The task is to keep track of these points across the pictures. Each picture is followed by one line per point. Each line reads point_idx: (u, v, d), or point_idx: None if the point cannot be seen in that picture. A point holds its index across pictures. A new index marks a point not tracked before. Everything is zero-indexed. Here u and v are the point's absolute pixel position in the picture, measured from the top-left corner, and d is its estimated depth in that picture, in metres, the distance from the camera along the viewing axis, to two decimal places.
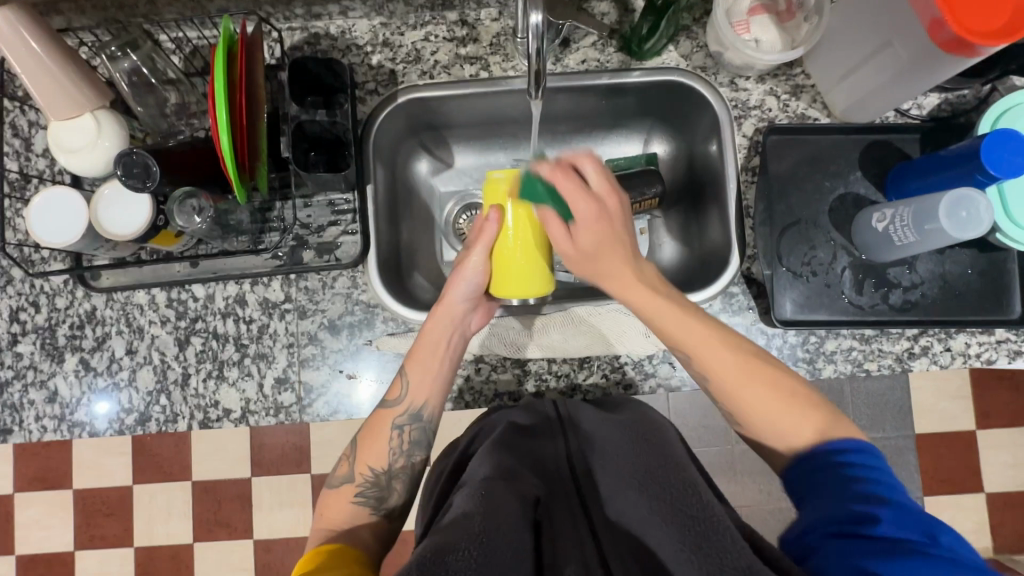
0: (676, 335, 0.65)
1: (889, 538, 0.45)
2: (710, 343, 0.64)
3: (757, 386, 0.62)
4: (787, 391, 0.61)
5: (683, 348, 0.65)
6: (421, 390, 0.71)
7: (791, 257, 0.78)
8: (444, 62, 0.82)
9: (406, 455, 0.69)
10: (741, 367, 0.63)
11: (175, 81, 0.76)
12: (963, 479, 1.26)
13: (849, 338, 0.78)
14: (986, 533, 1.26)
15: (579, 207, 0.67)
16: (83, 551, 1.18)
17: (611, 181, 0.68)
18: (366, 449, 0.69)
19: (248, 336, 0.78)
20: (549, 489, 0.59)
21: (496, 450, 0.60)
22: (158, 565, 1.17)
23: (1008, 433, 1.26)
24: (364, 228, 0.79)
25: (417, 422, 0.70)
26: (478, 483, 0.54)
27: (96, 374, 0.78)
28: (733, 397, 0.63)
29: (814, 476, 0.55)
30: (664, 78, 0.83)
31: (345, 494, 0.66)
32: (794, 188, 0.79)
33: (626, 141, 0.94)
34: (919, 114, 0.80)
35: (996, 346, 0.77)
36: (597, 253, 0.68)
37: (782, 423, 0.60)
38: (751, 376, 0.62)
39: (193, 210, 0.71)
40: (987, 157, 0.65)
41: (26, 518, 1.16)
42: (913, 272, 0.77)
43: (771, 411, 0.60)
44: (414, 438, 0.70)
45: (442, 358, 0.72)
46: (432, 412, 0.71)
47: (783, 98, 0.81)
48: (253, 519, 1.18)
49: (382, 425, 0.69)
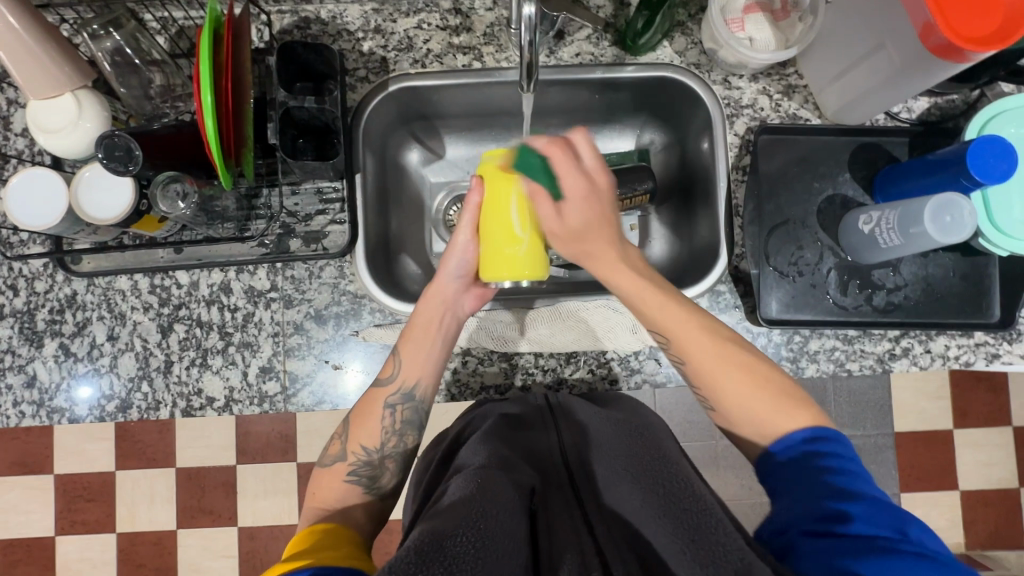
0: (658, 319, 0.63)
1: (863, 537, 0.45)
2: (697, 335, 0.62)
3: (736, 372, 0.60)
4: (764, 379, 0.59)
5: (662, 332, 0.63)
6: (412, 369, 0.70)
7: (778, 256, 0.78)
8: (437, 51, 0.81)
9: (398, 435, 0.69)
10: (721, 359, 0.60)
11: (160, 61, 0.75)
12: (939, 477, 1.29)
13: (832, 338, 0.79)
14: (959, 530, 1.29)
15: (568, 180, 0.62)
16: (64, 535, 1.17)
17: (602, 162, 0.64)
18: (358, 428, 0.68)
19: (233, 325, 0.77)
20: (543, 480, 0.60)
21: (484, 439, 0.61)
22: (139, 551, 1.17)
23: (984, 432, 1.29)
24: (353, 217, 0.78)
25: (409, 402, 0.69)
26: (473, 474, 0.54)
27: (77, 360, 0.77)
28: (712, 388, 0.61)
29: (790, 464, 0.54)
30: (658, 73, 0.82)
31: (335, 474, 0.67)
32: (783, 187, 0.80)
33: (619, 136, 0.94)
34: (909, 117, 0.80)
35: (975, 349, 0.78)
36: (585, 233, 0.64)
37: (748, 408, 0.58)
38: (727, 361, 0.60)
39: (177, 195, 0.69)
40: (971, 161, 0.66)
41: (6, 500, 1.15)
42: (897, 274, 0.78)
43: (755, 400, 0.58)
44: (407, 417, 0.69)
45: (434, 337, 0.71)
46: (425, 392, 0.70)
47: (775, 98, 0.81)
48: (237, 506, 1.17)
49: (375, 402, 0.69)
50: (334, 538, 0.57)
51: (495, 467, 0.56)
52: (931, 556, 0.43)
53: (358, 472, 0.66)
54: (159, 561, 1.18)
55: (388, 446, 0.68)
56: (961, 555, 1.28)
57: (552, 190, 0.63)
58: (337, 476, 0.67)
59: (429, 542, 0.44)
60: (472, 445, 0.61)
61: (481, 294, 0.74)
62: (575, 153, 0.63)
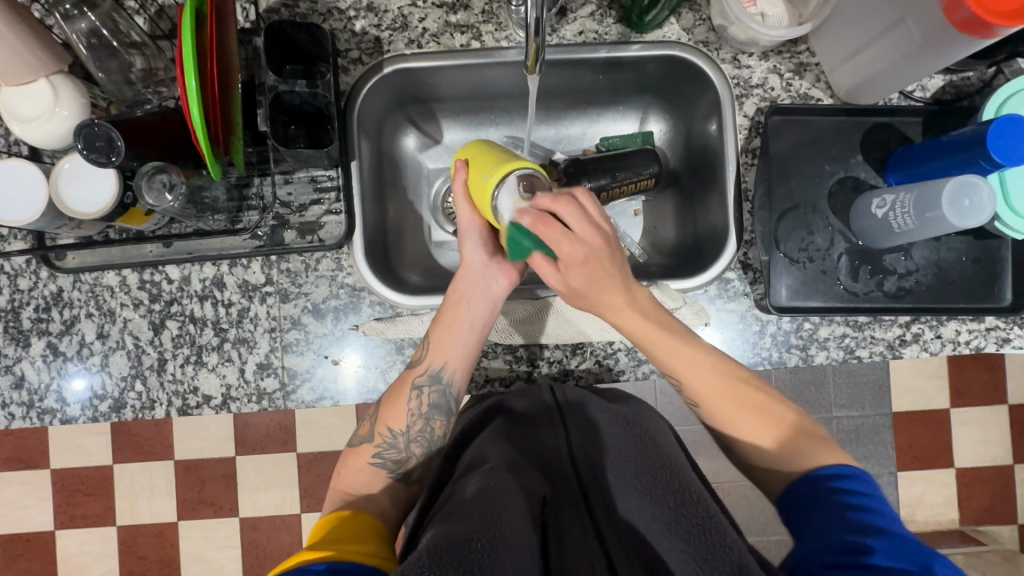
0: (669, 362, 0.64)
1: (883, 570, 0.45)
2: (708, 376, 0.63)
3: (751, 412, 0.62)
4: (769, 410, 0.62)
5: (676, 375, 0.64)
6: (441, 350, 0.67)
7: (788, 242, 0.76)
8: (433, 30, 0.77)
9: (425, 419, 0.66)
10: (732, 396, 0.62)
11: (139, 45, 0.69)
12: (936, 455, 1.29)
13: (842, 325, 0.77)
14: (955, 507, 1.30)
15: (563, 247, 0.58)
16: (63, 530, 1.16)
17: (594, 219, 0.59)
18: (387, 410, 0.66)
19: (227, 321, 0.75)
20: (553, 488, 0.59)
21: (493, 442, 0.62)
22: (140, 544, 1.16)
23: (981, 411, 1.29)
24: (349, 207, 0.75)
25: (437, 384, 0.67)
26: (485, 475, 0.53)
27: (66, 359, 0.74)
28: (725, 426, 0.63)
29: (807, 505, 0.55)
30: (665, 52, 0.79)
31: (342, 472, 0.66)
32: (794, 170, 0.77)
33: (622, 119, 0.91)
34: (923, 96, 0.78)
35: (985, 334, 0.77)
36: (591, 292, 0.61)
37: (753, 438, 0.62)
38: (741, 403, 0.62)
39: (163, 187, 0.65)
40: (991, 142, 0.64)
41: (3, 497, 1.14)
42: (908, 259, 0.76)
43: (743, 411, 0.62)
44: (434, 401, 0.66)
45: (463, 317, 0.68)
46: (454, 376, 0.67)
47: (786, 77, 0.78)
48: (238, 498, 1.16)
49: (403, 385, 0.67)
50: (359, 529, 0.56)
51: (505, 472, 0.54)
52: None
53: (366, 469, 0.65)
54: (161, 553, 1.17)
55: (416, 430, 0.66)
56: (957, 531, 1.29)
57: (553, 254, 0.61)
58: (362, 459, 0.65)
59: (444, 548, 0.43)
60: (484, 447, 0.61)
61: (512, 266, 0.69)
62: (563, 220, 0.59)
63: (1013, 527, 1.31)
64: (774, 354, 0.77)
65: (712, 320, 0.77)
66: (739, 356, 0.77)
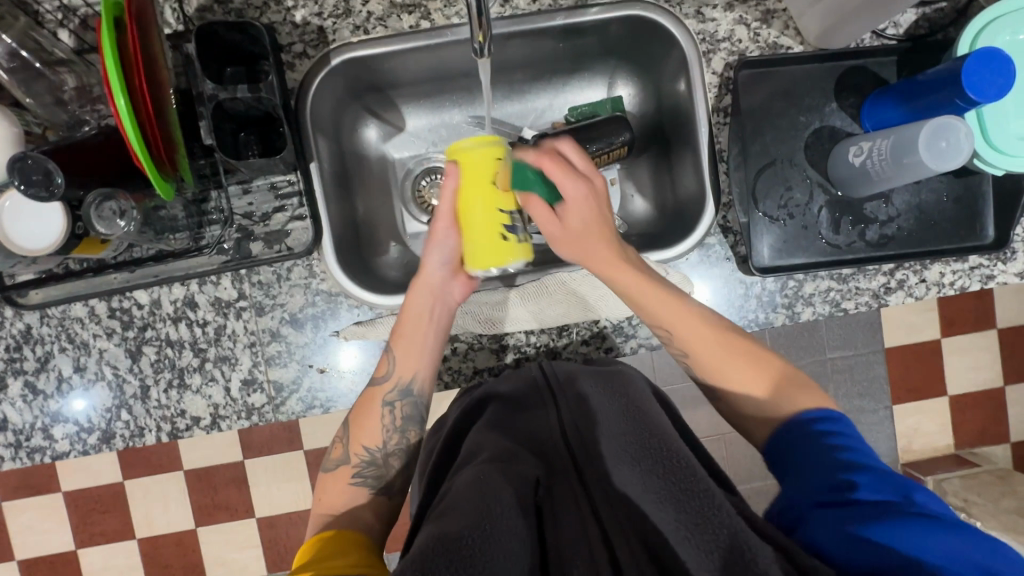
0: (659, 316, 0.64)
1: (871, 502, 0.45)
2: (693, 323, 0.63)
3: (737, 357, 0.62)
4: (759, 359, 0.62)
5: (662, 323, 0.64)
6: (408, 364, 0.69)
7: (767, 201, 0.75)
8: (378, 13, 0.72)
9: (399, 432, 0.68)
10: (719, 343, 0.63)
11: (66, 61, 0.66)
12: (931, 386, 1.31)
13: (827, 279, 0.76)
14: (951, 433, 1.33)
15: (568, 189, 0.64)
16: (85, 549, 1.17)
17: (590, 162, 0.67)
18: (359, 428, 0.67)
19: (205, 340, 0.73)
20: (546, 467, 0.58)
21: (485, 433, 0.62)
22: (162, 554, 1.18)
23: (970, 338, 1.31)
24: (313, 211, 0.72)
25: (407, 397, 0.68)
26: (478, 467, 0.54)
27: (46, 397, 0.73)
28: (715, 373, 0.62)
29: (790, 450, 0.54)
30: (625, 13, 0.75)
31: (340, 478, 0.65)
32: (768, 125, 0.75)
33: (590, 86, 0.87)
34: (895, 33, 0.75)
35: (970, 273, 0.77)
36: (584, 233, 0.65)
37: (742, 384, 0.61)
38: (730, 352, 0.62)
39: (114, 214, 0.61)
40: (966, 78, 0.61)
41: (22, 522, 1.15)
42: (888, 205, 0.75)
43: (733, 364, 0.62)
44: (407, 414, 0.68)
45: (425, 331, 0.69)
46: (422, 386, 0.69)
47: (753, 27, 0.75)
48: (252, 498, 1.17)
49: (373, 402, 0.68)
50: (344, 545, 0.56)
51: (493, 464, 0.55)
52: (938, 516, 0.43)
53: (366, 475, 0.65)
54: (184, 560, 1.18)
55: (392, 444, 0.68)
56: (954, 455, 1.33)
57: (548, 198, 0.65)
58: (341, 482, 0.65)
59: (435, 548, 0.43)
60: (477, 439, 0.61)
61: (468, 282, 0.71)
62: (566, 159, 0.66)
63: (1007, 447, 1.34)
64: (760, 315, 0.76)
65: (696, 288, 0.76)
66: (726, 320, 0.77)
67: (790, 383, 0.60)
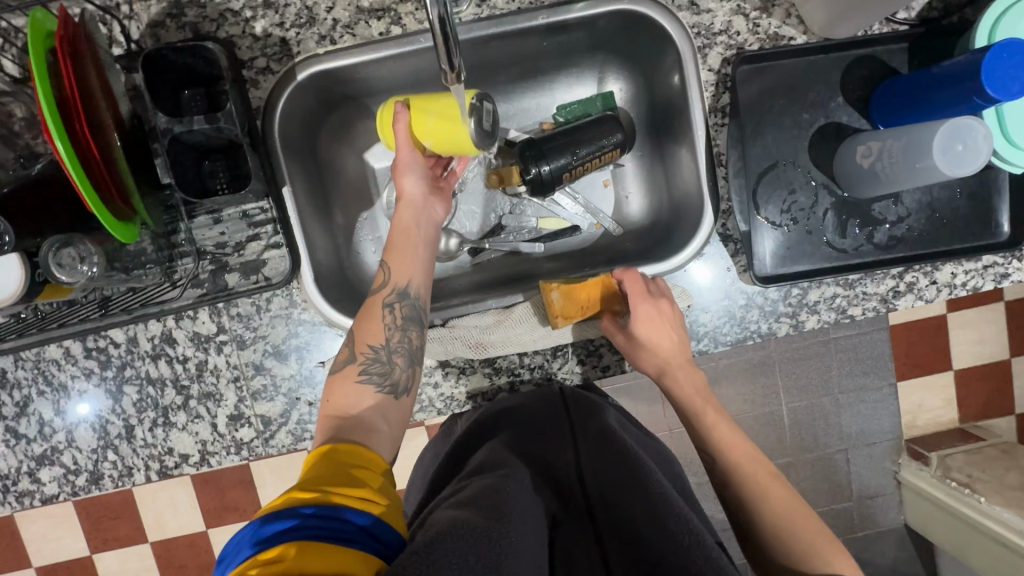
0: (712, 438, 0.64)
1: None
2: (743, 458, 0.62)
3: (788, 508, 0.57)
4: (809, 521, 0.56)
5: (712, 449, 0.64)
6: (402, 270, 0.64)
7: (768, 205, 0.71)
8: (345, 20, 0.67)
9: (402, 331, 0.61)
10: (764, 479, 0.60)
11: (12, 91, 0.63)
12: (934, 360, 1.21)
13: (833, 285, 0.73)
14: (954, 407, 1.22)
15: (638, 307, 0.65)
16: (100, 554, 1.14)
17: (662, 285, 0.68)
18: (361, 329, 0.60)
19: (187, 376, 0.71)
20: (562, 505, 0.57)
21: (500, 449, 0.60)
22: (175, 557, 1.15)
23: (974, 311, 1.21)
24: (289, 239, 0.68)
25: (406, 299, 0.62)
26: (497, 476, 0.52)
27: (29, 441, 0.71)
28: (755, 504, 0.59)
29: None
30: (612, 8, 0.69)
31: (346, 378, 0.58)
32: (769, 123, 0.70)
33: (579, 83, 0.82)
34: (907, 17, 0.69)
35: (983, 273, 0.73)
36: (647, 342, 0.66)
37: (770, 526, 0.57)
38: (776, 493, 0.59)
39: (74, 259, 0.56)
40: (986, 74, 0.56)
41: (34, 532, 1.12)
42: (898, 205, 0.71)
43: (783, 506, 0.58)
44: (407, 314, 0.62)
45: (416, 241, 0.67)
46: (420, 288, 0.64)
47: (752, 17, 0.69)
48: (260, 497, 1.13)
49: (374, 305, 0.62)
50: (357, 469, 0.49)
51: (517, 479, 0.53)
52: None
53: None
54: (199, 560, 1.16)
55: (394, 343, 0.60)
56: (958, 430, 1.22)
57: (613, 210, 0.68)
58: (347, 383, 0.58)
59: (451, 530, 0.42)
60: (496, 453, 0.59)
61: (444, 198, 0.73)
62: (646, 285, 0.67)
63: (1011, 419, 1.24)
64: (763, 325, 0.73)
65: (695, 302, 0.73)
66: (727, 333, 0.73)
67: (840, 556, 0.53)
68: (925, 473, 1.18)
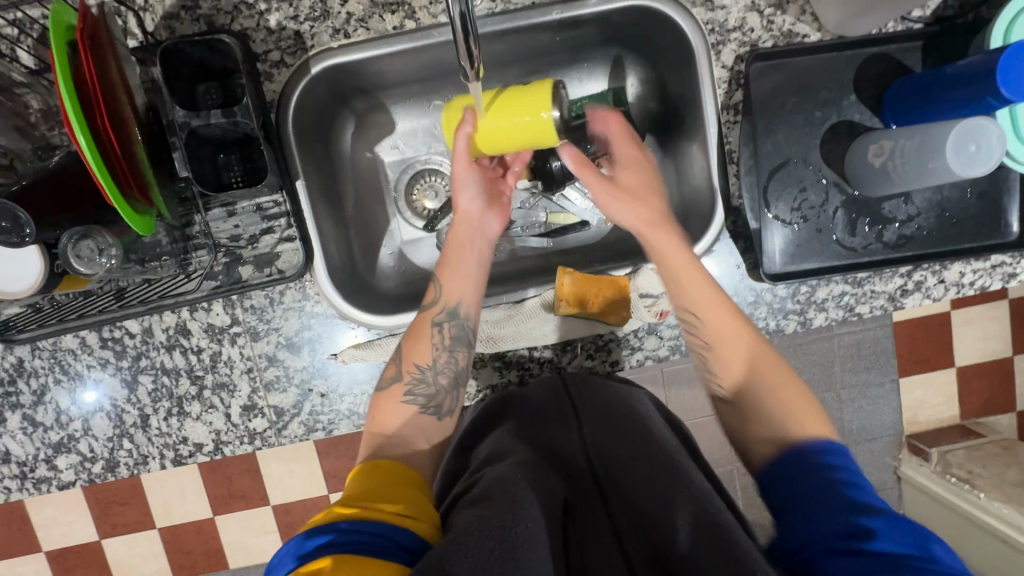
0: (697, 299, 0.63)
1: (886, 555, 0.40)
2: (738, 340, 0.61)
3: (768, 381, 0.58)
4: (787, 388, 0.58)
5: (693, 310, 0.63)
6: (456, 288, 0.66)
7: (779, 203, 0.71)
8: (359, 14, 0.67)
9: (449, 352, 0.64)
10: (747, 354, 0.60)
11: (27, 83, 0.63)
12: (938, 356, 1.21)
13: (841, 283, 0.73)
14: (955, 403, 1.23)
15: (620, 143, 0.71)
16: (109, 539, 1.15)
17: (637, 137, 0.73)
18: (410, 346, 0.63)
19: (202, 367, 0.72)
20: (569, 488, 0.56)
21: (508, 439, 0.61)
22: (182, 544, 1.17)
23: (980, 308, 1.21)
24: (302, 232, 0.69)
25: (455, 319, 0.65)
26: (509, 466, 0.53)
27: (46, 429, 0.72)
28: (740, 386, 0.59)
29: (793, 477, 0.50)
30: (626, 4, 0.69)
31: (392, 397, 0.61)
32: (781, 120, 0.70)
33: (590, 78, 0.82)
34: (921, 16, 0.69)
35: (991, 272, 0.73)
36: (631, 189, 0.69)
37: (770, 414, 0.56)
38: (759, 372, 0.59)
39: (92, 252, 0.58)
40: (1002, 76, 0.56)
41: (44, 517, 1.14)
42: (908, 204, 0.71)
43: (777, 387, 0.58)
44: (455, 335, 0.64)
45: (469, 257, 0.68)
46: (468, 309, 0.65)
47: (766, 14, 0.69)
48: (267, 485, 1.15)
49: (422, 323, 0.64)
50: (396, 486, 0.50)
51: (528, 467, 0.53)
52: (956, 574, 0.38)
53: None
54: (207, 546, 1.17)
55: (440, 363, 0.63)
56: (958, 426, 1.23)
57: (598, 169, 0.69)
58: (393, 402, 0.61)
59: (473, 529, 0.43)
60: (503, 443, 0.60)
61: (501, 212, 0.73)
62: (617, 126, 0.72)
63: (1012, 415, 1.25)
64: (771, 322, 0.73)
65: None
66: None
67: (812, 417, 0.55)
68: (925, 469, 1.19)
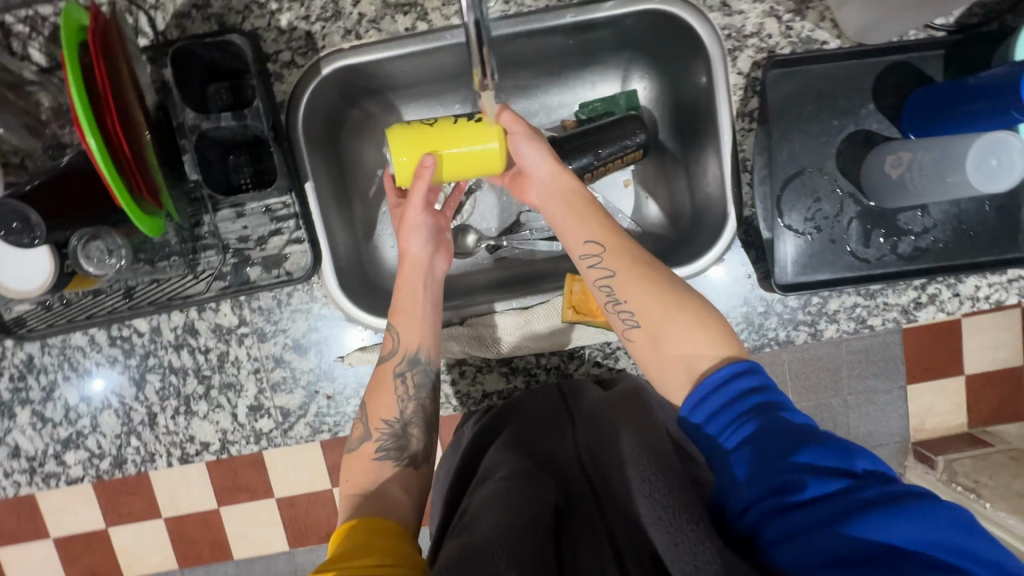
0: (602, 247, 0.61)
1: (827, 496, 0.41)
2: (643, 288, 0.58)
3: (674, 314, 0.57)
4: (693, 309, 0.57)
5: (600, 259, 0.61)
6: (412, 336, 0.65)
7: (793, 213, 0.70)
8: (371, 15, 0.66)
9: (415, 402, 0.64)
10: (649, 286, 0.58)
11: (39, 81, 0.63)
12: (947, 365, 1.19)
13: (853, 295, 0.72)
14: (964, 412, 1.22)
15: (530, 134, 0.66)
16: (115, 529, 1.17)
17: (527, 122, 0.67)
18: (374, 404, 0.63)
19: (209, 367, 0.72)
20: (566, 495, 0.56)
21: (500, 452, 0.60)
22: (187, 536, 1.18)
23: (992, 317, 1.19)
24: (311, 234, 0.69)
25: (417, 366, 0.64)
26: (499, 481, 0.53)
27: (55, 425, 0.73)
28: (645, 320, 0.58)
29: (721, 420, 0.50)
30: (642, 7, 0.68)
31: (363, 456, 0.61)
32: (797, 128, 0.69)
33: (603, 81, 0.80)
34: (946, 23, 0.67)
35: (1007, 287, 0.72)
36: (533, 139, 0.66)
37: (677, 335, 0.56)
38: (661, 300, 0.58)
39: (102, 253, 0.58)
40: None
41: (53, 506, 1.15)
42: (925, 216, 0.70)
43: (680, 319, 0.57)
44: (419, 381, 0.64)
45: (424, 301, 0.67)
46: (430, 353, 0.65)
47: (785, 20, 0.68)
48: (272, 480, 1.15)
49: (385, 376, 0.64)
50: (374, 537, 0.51)
51: (516, 478, 0.53)
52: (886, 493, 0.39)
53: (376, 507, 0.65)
54: (211, 538, 1.18)
55: (408, 412, 0.63)
56: (966, 436, 1.22)
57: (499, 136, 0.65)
58: (365, 458, 0.61)
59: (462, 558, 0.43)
60: (496, 457, 0.59)
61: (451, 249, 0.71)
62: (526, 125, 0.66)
63: (1021, 426, 1.23)
64: (781, 333, 0.73)
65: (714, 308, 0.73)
66: (744, 340, 0.73)
67: (718, 335, 0.56)
68: (931, 476, 1.17)
